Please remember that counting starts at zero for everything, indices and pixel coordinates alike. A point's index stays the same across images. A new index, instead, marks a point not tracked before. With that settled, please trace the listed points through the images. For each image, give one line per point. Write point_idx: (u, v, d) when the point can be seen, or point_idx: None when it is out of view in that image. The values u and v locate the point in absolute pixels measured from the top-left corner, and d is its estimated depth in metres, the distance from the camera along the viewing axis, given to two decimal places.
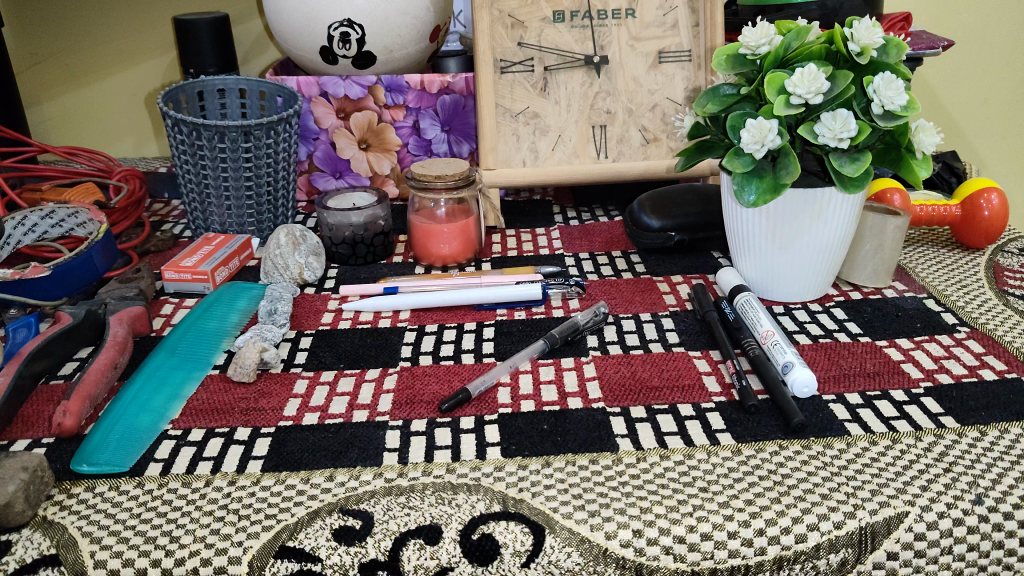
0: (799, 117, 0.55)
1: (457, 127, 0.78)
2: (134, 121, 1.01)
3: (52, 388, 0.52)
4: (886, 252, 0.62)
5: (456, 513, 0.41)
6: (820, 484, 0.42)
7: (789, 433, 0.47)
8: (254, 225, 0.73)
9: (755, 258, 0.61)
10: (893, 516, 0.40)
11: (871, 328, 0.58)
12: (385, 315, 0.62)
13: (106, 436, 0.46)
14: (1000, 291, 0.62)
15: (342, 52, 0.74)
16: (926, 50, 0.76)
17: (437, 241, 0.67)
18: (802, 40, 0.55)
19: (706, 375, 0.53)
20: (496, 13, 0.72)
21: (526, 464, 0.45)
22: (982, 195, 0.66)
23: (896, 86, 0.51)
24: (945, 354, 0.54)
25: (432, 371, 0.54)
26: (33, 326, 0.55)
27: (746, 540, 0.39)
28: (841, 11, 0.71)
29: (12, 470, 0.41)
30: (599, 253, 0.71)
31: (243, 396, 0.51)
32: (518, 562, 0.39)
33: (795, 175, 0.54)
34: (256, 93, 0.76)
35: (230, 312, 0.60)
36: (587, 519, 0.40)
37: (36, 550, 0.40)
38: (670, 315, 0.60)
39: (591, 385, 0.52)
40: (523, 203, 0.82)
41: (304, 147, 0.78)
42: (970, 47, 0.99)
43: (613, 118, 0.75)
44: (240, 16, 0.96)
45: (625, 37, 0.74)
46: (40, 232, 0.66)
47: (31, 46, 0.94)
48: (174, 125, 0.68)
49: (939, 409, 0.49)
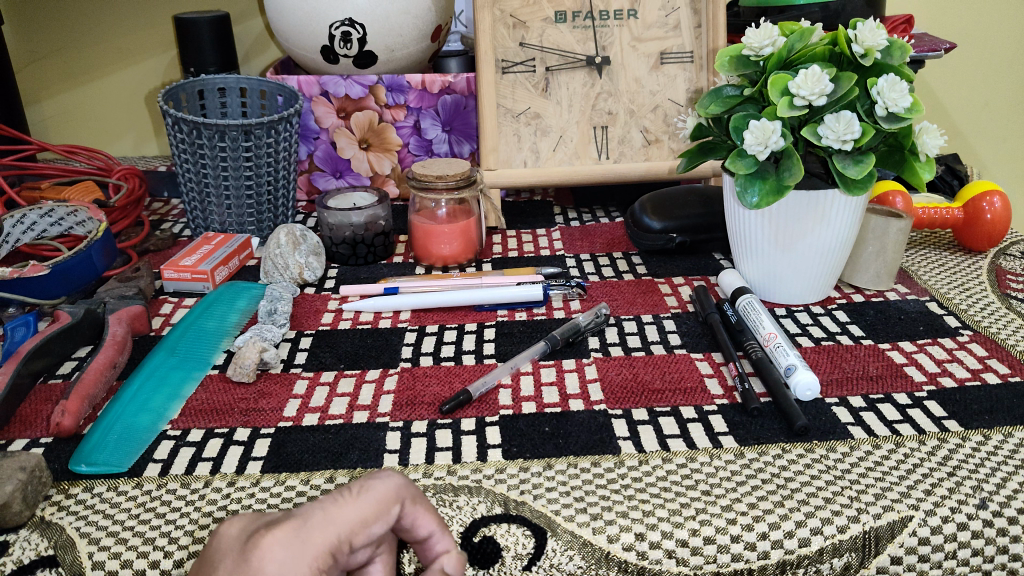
0: (803, 118, 0.54)
1: (458, 128, 0.78)
2: (132, 120, 1.01)
3: (50, 387, 0.52)
4: (888, 255, 0.62)
5: (457, 515, 0.41)
6: (824, 488, 0.42)
7: (792, 437, 0.46)
8: (254, 225, 0.73)
9: (757, 260, 0.61)
10: (897, 520, 0.40)
11: (873, 331, 0.57)
12: (386, 315, 0.61)
13: (106, 436, 0.46)
14: (1003, 294, 0.62)
15: (343, 51, 0.74)
16: (930, 52, 0.76)
17: (438, 241, 0.67)
18: (806, 41, 0.54)
19: (709, 377, 0.52)
20: (498, 14, 0.72)
21: (528, 467, 0.44)
22: (984, 198, 0.66)
23: (900, 87, 0.51)
24: (948, 357, 0.54)
25: (433, 372, 0.54)
26: (32, 325, 0.55)
27: (750, 544, 0.39)
28: (844, 13, 0.71)
29: (10, 470, 0.41)
30: (600, 254, 0.71)
31: (243, 396, 0.51)
32: (519, 565, 0.39)
33: (798, 177, 0.53)
34: (256, 92, 0.76)
35: (230, 312, 0.60)
36: (590, 522, 0.40)
37: (34, 551, 0.39)
38: (672, 317, 0.60)
39: (593, 387, 0.52)
40: (523, 203, 0.82)
41: (305, 147, 0.78)
42: (973, 50, 0.99)
43: (614, 119, 0.74)
44: (241, 16, 0.96)
45: (627, 38, 0.73)
46: (40, 230, 0.66)
47: (28, 45, 0.94)
48: (174, 123, 0.68)
49: (943, 412, 0.48)
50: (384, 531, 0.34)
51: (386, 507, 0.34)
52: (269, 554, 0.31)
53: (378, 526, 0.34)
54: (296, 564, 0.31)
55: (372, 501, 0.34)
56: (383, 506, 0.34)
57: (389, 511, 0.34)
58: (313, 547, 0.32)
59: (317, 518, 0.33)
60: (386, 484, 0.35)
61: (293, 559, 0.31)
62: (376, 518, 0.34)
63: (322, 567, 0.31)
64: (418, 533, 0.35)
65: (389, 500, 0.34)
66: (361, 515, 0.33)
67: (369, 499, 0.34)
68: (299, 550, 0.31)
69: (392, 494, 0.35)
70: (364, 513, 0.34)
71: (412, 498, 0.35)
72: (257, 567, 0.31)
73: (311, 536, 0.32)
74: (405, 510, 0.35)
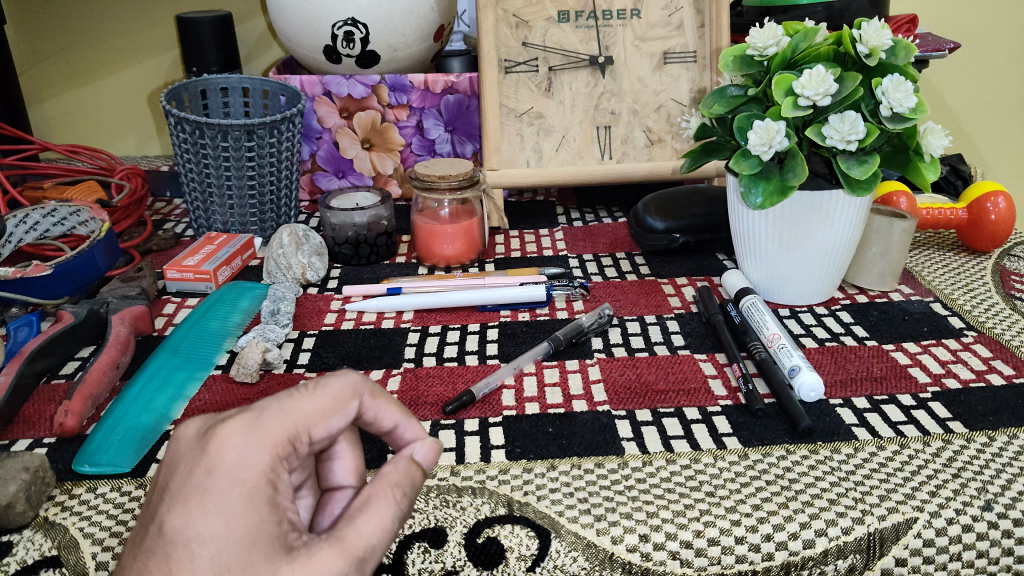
0: (807, 119, 0.54)
1: (461, 127, 0.78)
2: (135, 119, 1.00)
3: (53, 387, 0.52)
4: (892, 256, 0.62)
5: (461, 516, 0.41)
6: (829, 489, 0.42)
7: (796, 438, 0.46)
8: (257, 225, 0.73)
9: (761, 261, 0.61)
10: (902, 521, 0.40)
11: (877, 332, 0.57)
12: (389, 315, 0.61)
13: (109, 437, 0.46)
14: (1006, 295, 0.61)
15: (346, 51, 0.74)
16: (933, 52, 0.76)
17: (440, 242, 0.67)
18: (810, 42, 0.54)
19: (712, 378, 0.52)
20: (501, 13, 0.72)
21: (531, 468, 0.44)
22: (989, 198, 0.66)
23: (905, 87, 0.51)
24: (952, 358, 0.54)
25: (436, 372, 0.53)
26: (34, 325, 0.55)
27: (755, 545, 0.39)
28: (847, 13, 0.71)
29: (13, 470, 0.41)
30: (603, 254, 0.71)
31: (246, 396, 0.51)
32: (523, 566, 0.39)
33: (802, 178, 0.53)
34: (259, 92, 0.76)
35: (233, 312, 0.60)
36: (594, 523, 0.40)
37: (37, 551, 0.39)
38: (675, 317, 0.60)
39: (596, 387, 0.51)
40: (526, 203, 0.82)
41: (307, 147, 0.78)
42: (976, 51, 0.99)
43: (618, 119, 0.74)
44: (244, 15, 0.96)
45: (630, 38, 0.73)
46: (42, 230, 0.66)
47: (32, 45, 0.94)
48: (177, 123, 0.68)
49: (948, 414, 0.48)
50: (343, 426, 0.33)
51: (344, 402, 0.33)
52: (226, 444, 0.30)
53: (337, 420, 0.32)
54: (254, 455, 0.30)
55: (329, 396, 0.32)
56: (341, 402, 0.33)
57: (347, 406, 0.33)
58: (269, 437, 0.30)
59: (273, 412, 0.31)
60: (344, 380, 0.33)
61: (250, 449, 0.30)
62: (334, 412, 0.32)
63: (280, 456, 0.30)
64: (383, 425, 0.35)
65: (347, 396, 0.33)
66: (319, 409, 0.32)
67: (326, 394, 0.32)
68: (253, 442, 0.30)
69: (350, 389, 0.33)
70: (321, 408, 0.32)
71: (371, 392, 0.34)
72: (213, 459, 0.29)
73: (267, 427, 0.30)
74: (365, 403, 0.34)
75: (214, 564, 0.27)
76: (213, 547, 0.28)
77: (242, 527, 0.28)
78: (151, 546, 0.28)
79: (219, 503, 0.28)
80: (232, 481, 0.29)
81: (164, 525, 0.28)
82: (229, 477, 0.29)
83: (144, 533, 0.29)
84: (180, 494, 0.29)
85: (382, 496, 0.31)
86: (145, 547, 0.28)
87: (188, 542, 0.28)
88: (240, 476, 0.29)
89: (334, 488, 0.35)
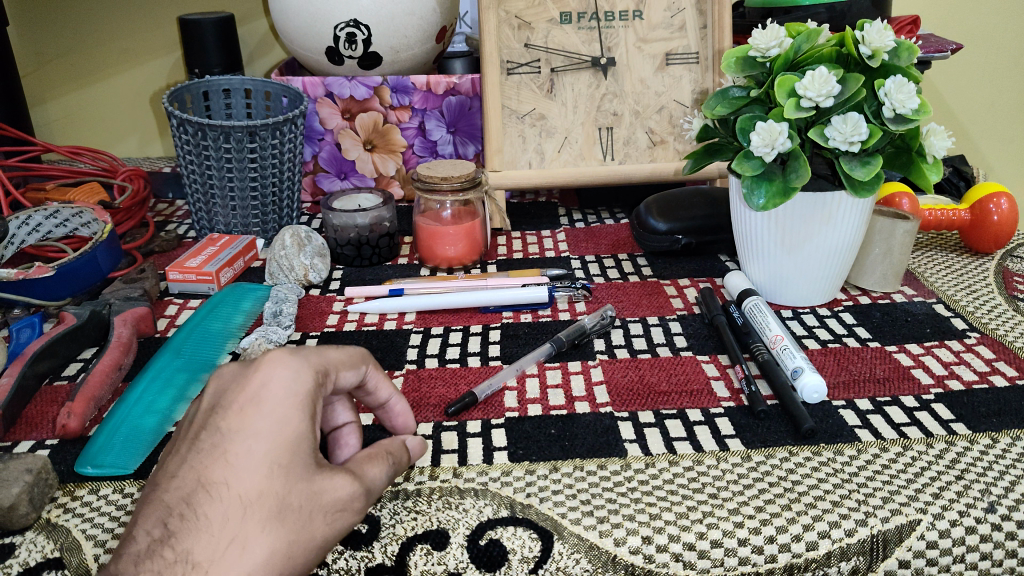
0: (810, 120, 0.54)
1: (463, 129, 0.78)
2: (138, 120, 1.01)
3: (55, 388, 0.52)
4: (896, 257, 0.62)
5: (463, 517, 0.41)
6: (832, 492, 0.42)
7: (799, 439, 0.46)
8: (259, 226, 0.73)
9: (763, 262, 0.61)
10: (905, 524, 0.40)
11: (880, 333, 0.57)
12: (391, 317, 0.61)
13: (111, 439, 0.46)
14: (1010, 296, 0.61)
15: (349, 53, 0.74)
16: (936, 53, 0.75)
17: (442, 243, 0.67)
18: (812, 43, 0.54)
19: (715, 380, 0.52)
20: (502, 14, 0.72)
21: (534, 470, 0.44)
22: (991, 199, 0.66)
23: (908, 89, 0.51)
24: (955, 360, 0.54)
25: (438, 374, 0.53)
26: (37, 326, 0.55)
27: (757, 547, 0.39)
28: (850, 14, 0.71)
29: (16, 472, 0.41)
30: (605, 256, 0.71)
31: None
32: (526, 568, 0.39)
33: (805, 179, 0.53)
34: (261, 94, 0.76)
35: (236, 313, 0.60)
36: (596, 525, 0.40)
37: (40, 553, 0.39)
38: (678, 319, 0.60)
39: (599, 389, 0.51)
40: (528, 205, 0.82)
41: (310, 148, 0.78)
42: (978, 51, 0.99)
43: (619, 120, 0.74)
44: (246, 17, 0.96)
45: (632, 39, 0.73)
46: (44, 232, 0.66)
47: (34, 47, 0.94)
48: (179, 125, 0.68)
49: (951, 416, 0.48)
50: (355, 382, 0.39)
51: (358, 362, 0.39)
52: (279, 365, 0.35)
53: (353, 374, 0.38)
54: (302, 376, 0.35)
55: (347, 355, 0.38)
56: (356, 361, 0.38)
57: (359, 367, 0.39)
58: (311, 363, 0.36)
59: (312, 351, 0.37)
60: (356, 350, 0.39)
61: (298, 371, 0.35)
62: (352, 369, 0.38)
63: (318, 382, 0.36)
64: (379, 397, 0.41)
65: (360, 359, 0.39)
66: (343, 360, 0.38)
67: (348, 350, 0.38)
68: (301, 366, 0.35)
69: (362, 355, 0.39)
70: (346, 358, 0.38)
71: (374, 364, 0.40)
72: (267, 376, 0.35)
73: (308, 357, 0.36)
74: (369, 372, 0.39)
75: (267, 460, 0.33)
76: (264, 446, 0.33)
77: (290, 434, 0.33)
78: (209, 444, 0.33)
79: (274, 407, 0.34)
80: (283, 394, 0.34)
81: (220, 426, 0.34)
82: (282, 392, 0.34)
83: (197, 436, 0.34)
84: (237, 403, 0.34)
85: (381, 456, 0.36)
86: (204, 444, 0.33)
87: (245, 439, 0.33)
88: (292, 392, 0.34)
89: (333, 429, 0.40)
